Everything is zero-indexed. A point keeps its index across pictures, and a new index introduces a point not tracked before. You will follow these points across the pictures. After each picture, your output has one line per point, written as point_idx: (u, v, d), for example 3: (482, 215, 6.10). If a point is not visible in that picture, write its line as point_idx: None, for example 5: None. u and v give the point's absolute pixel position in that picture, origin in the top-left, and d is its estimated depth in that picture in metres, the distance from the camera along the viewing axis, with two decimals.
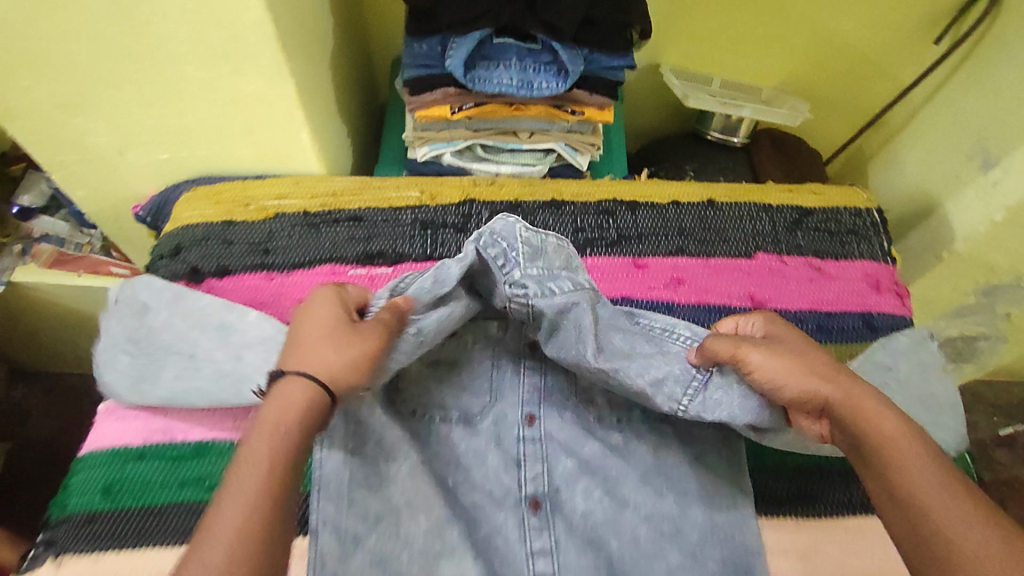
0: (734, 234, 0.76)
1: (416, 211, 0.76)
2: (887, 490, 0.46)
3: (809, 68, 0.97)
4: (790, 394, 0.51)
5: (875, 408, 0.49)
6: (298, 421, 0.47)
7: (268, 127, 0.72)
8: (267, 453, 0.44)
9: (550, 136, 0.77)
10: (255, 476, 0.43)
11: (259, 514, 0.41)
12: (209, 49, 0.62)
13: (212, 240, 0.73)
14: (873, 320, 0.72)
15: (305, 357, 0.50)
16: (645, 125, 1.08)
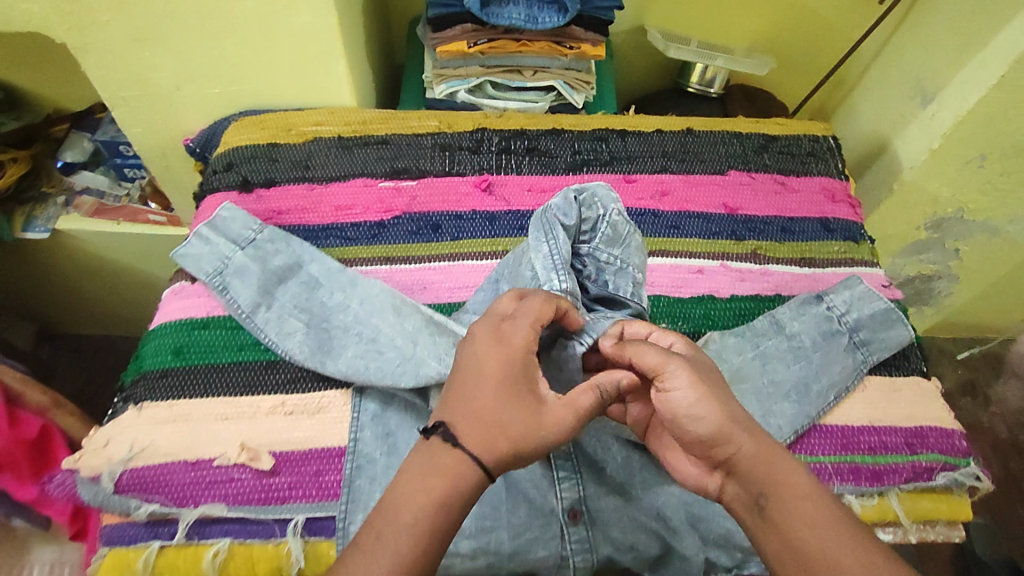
0: (710, 155, 0.89)
1: (436, 137, 0.88)
2: (777, 536, 0.51)
3: (769, 28, 1.13)
4: (702, 432, 0.54)
5: (777, 465, 0.53)
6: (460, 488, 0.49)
7: (313, 56, 0.85)
8: (424, 519, 0.47)
9: (551, 73, 0.91)
10: (424, 520, 0.47)
11: (420, 563, 0.46)
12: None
13: (260, 158, 0.84)
14: (829, 224, 0.84)
15: (476, 427, 0.50)
16: (632, 82, 1.23)
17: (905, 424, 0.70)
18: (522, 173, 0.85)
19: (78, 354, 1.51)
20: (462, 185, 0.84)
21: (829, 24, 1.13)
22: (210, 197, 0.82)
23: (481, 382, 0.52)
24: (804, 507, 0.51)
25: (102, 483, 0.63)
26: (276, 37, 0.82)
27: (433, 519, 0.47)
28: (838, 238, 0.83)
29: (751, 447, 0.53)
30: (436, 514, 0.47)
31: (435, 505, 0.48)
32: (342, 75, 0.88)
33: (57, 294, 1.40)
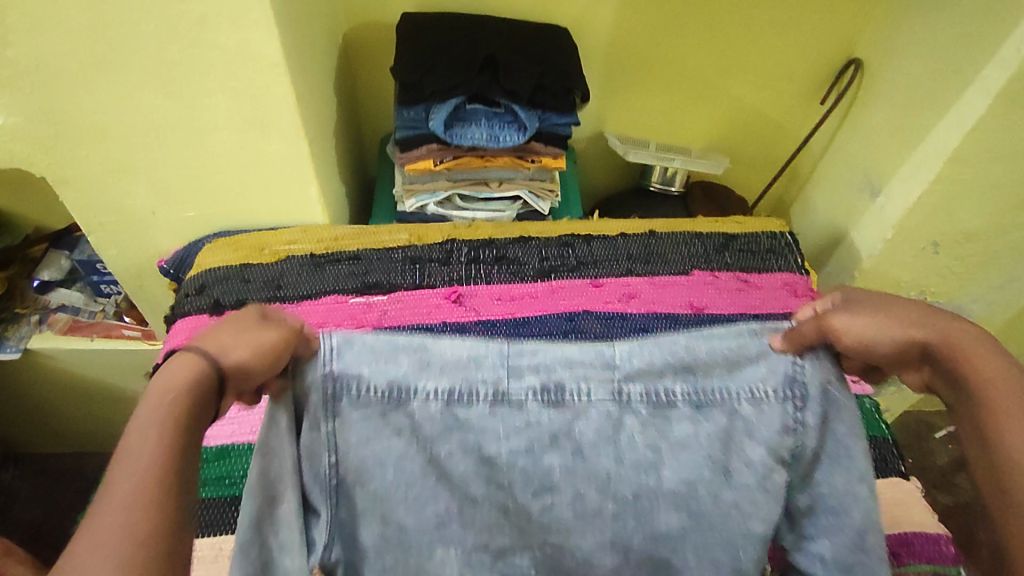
0: (673, 256, 0.91)
1: (406, 250, 0.90)
2: (975, 413, 0.48)
3: (720, 128, 1.21)
4: (884, 348, 0.50)
5: (978, 351, 0.49)
6: (187, 393, 0.45)
7: (284, 181, 0.88)
8: (154, 438, 0.43)
9: (516, 184, 0.95)
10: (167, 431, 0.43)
11: (145, 514, 0.40)
12: (242, 117, 0.79)
13: (232, 278, 0.85)
14: (794, 318, 0.86)
15: (210, 337, 0.48)
16: (598, 181, 1.29)
17: (889, 530, 0.68)
18: (491, 282, 0.87)
19: (43, 477, 1.42)
20: (433, 296, 0.85)
21: (775, 125, 1.20)
22: (182, 320, 0.82)
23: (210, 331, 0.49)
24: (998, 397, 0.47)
25: None
26: (248, 165, 0.85)
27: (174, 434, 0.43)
28: None
29: (937, 333, 0.50)
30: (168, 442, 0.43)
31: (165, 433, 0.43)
32: (314, 197, 0.91)
33: (26, 412, 1.35)
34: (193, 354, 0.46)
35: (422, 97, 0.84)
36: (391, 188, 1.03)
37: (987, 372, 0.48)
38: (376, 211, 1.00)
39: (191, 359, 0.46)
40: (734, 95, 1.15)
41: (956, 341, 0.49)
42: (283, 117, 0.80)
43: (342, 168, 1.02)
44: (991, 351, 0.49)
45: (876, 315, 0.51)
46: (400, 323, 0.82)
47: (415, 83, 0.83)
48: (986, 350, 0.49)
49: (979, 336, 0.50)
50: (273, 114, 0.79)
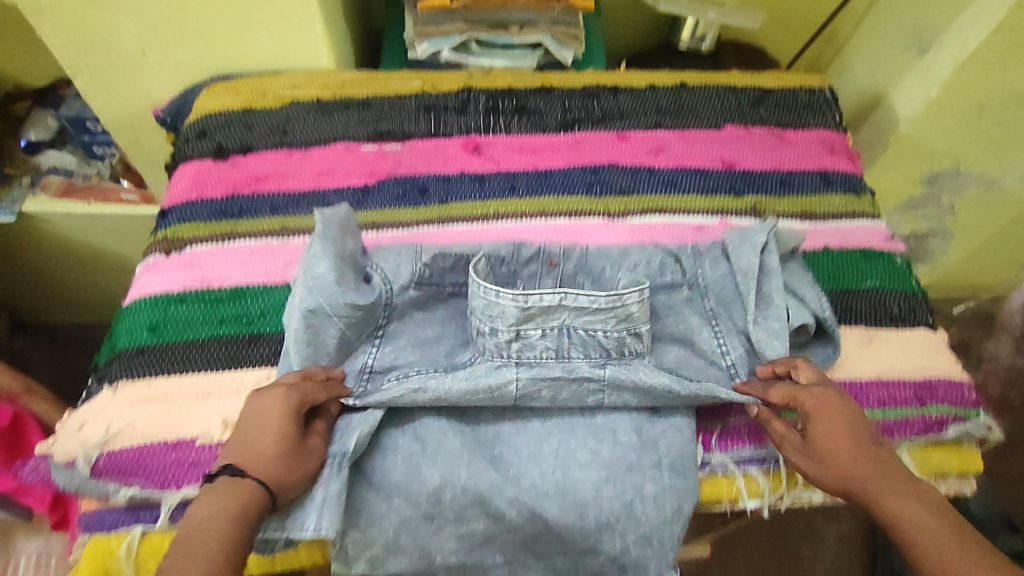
0: (705, 110, 0.85)
1: (419, 98, 0.84)
2: (871, 513, 0.54)
3: None
4: (819, 476, 0.56)
5: (894, 497, 0.54)
6: (239, 508, 0.49)
7: (284, 16, 0.80)
8: (216, 514, 0.48)
9: (538, 29, 0.88)
10: (219, 537, 0.47)
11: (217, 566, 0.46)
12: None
13: (234, 124, 0.80)
14: (829, 175, 0.81)
15: (251, 462, 0.52)
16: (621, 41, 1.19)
17: (914, 375, 0.66)
18: (511, 132, 0.82)
19: (55, 345, 1.42)
20: (450, 146, 0.80)
21: None
22: (183, 166, 0.77)
23: (249, 455, 0.52)
24: (914, 517, 0.52)
25: (78, 468, 0.56)
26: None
27: (225, 554, 0.47)
28: (839, 189, 0.80)
29: (851, 469, 0.55)
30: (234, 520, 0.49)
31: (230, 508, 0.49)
32: (318, 37, 0.83)
33: (28, 282, 1.32)
34: (234, 479, 0.50)
35: None
36: (399, 35, 0.95)
37: (922, 524, 0.52)
38: (386, 59, 0.92)
39: (237, 486, 0.50)
40: None
41: (896, 501, 0.53)
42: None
43: (346, 10, 0.93)
44: (958, 545, 0.51)
45: (840, 419, 0.57)
46: (416, 172, 0.78)
47: None
48: (920, 503, 0.53)
49: (891, 470, 0.54)
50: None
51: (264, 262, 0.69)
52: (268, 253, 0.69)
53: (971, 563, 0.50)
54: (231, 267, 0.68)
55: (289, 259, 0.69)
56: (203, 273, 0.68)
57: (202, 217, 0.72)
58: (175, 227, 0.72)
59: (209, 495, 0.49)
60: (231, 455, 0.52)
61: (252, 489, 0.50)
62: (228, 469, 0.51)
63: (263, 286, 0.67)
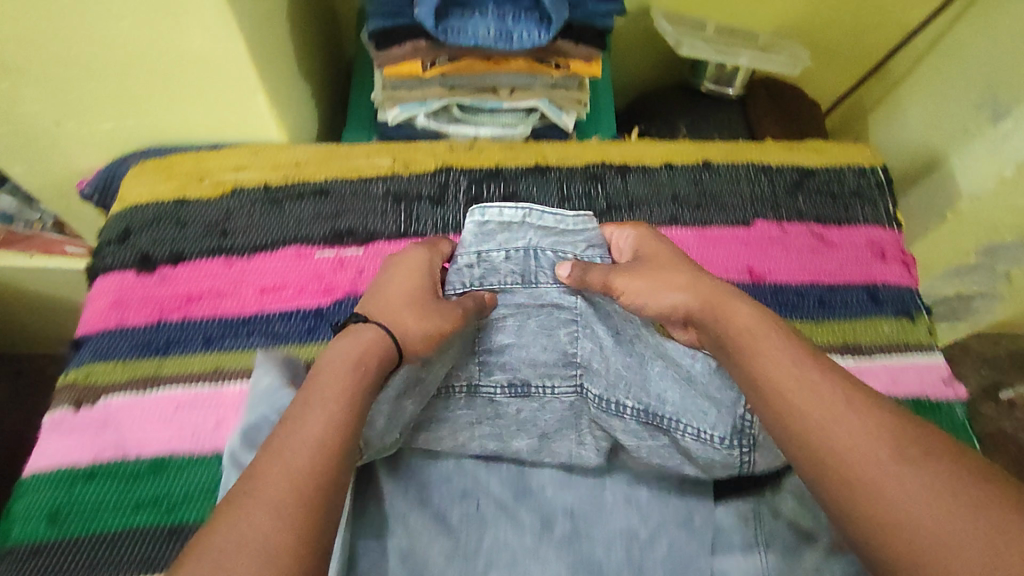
0: (731, 198, 0.71)
1: (387, 182, 0.70)
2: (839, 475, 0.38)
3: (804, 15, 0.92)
4: (653, 311, 0.52)
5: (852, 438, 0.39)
6: (368, 356, 0.45)
7: (215, 90, 0.63)
8: (340, 367, 0.43)
9: (533, 93, 0.70)
10: (346, 384, 0.43)
11: (339, 420, 0.40)
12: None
13: (165, 221, 0.66)
14: (877, 293, 0.67)
15: (390, 304, 0.50)
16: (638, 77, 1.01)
17: None
18: None
19: None
20: None
21: (883, 5, 0.90)
22: (102, 278, 0.64)
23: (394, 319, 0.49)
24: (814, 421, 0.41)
25: None
26: (174, 70, 0.60)
27: (333, 438, 0.39)
28: (888, 312, 0.67)
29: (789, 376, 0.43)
30: (358, 367, 0.44)
31: (354, 361, 0.44)
32: (263, 108, 0.65)
33: None
34: (377, 330, 0.47)
35: None
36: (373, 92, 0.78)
37: (751, 330, 0.46)
38: (350, 131, 0.76)
39: (373, 328, 0.47)
40: None
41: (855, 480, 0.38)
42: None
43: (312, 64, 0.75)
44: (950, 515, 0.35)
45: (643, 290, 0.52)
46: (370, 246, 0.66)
47: None
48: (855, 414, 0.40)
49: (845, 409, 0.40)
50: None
51: (191, 423, 0.58)
52: (198, 414, 0.58)
53: (886, 470, 0.37)
54: (151, 429, 0.57)
55: (223, 420, 0.58)
56: (118, 437, 0.57)
57: (122, 355, 0.61)
58: (92, 367, 0.60)
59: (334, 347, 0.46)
60: (372, 312, 0.50)
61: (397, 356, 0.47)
62: (361, 319, 0.48)
63: (189, 458, 0.56)
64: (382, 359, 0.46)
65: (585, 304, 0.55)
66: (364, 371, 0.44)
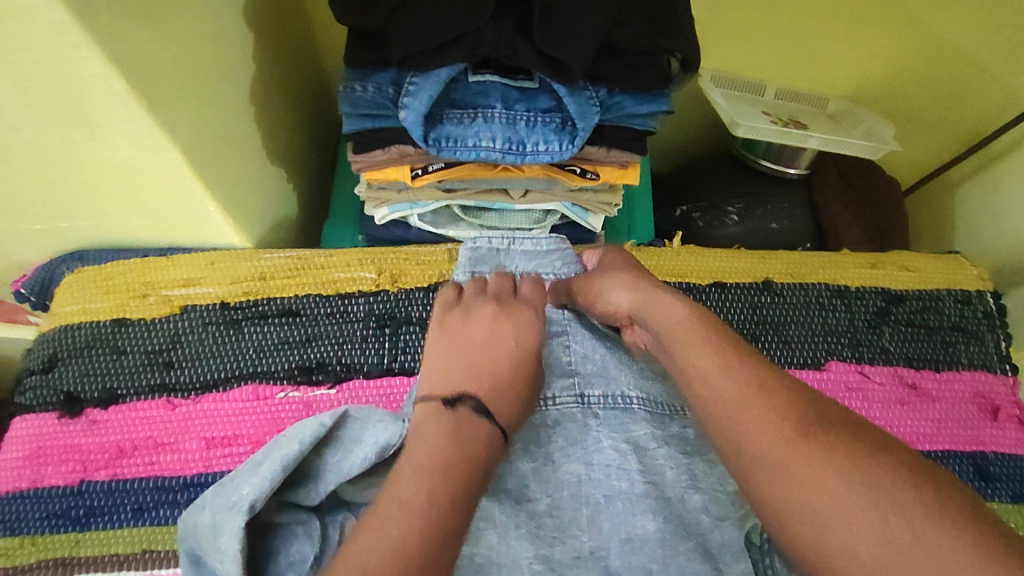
0: (797, 332, 0.57)
1: (371, 300, 0.57)
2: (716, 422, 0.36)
3: (881, 80, 0.78)
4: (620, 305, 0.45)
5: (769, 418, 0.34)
6: (454, 451, 0.38)
7: (156, 197, 0.51)
8: (426, 453, 0.37)
9: (551, 195, 0.58)
10: (444, 478, 0.36)
11: (437, 534, 0.33)
12: (55, 113, 0.42)
13: (98, 348, 0.55)
14: (986, 467, 0.53)
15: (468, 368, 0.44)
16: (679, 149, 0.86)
17: None
18: None
19: None
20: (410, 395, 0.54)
21: (977, 64, 0.74)
22: (18, 421, 0.53)
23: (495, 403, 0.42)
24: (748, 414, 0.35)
25: None
26: (100, 177, 0.49)
27: (423, 544, 0.32)
28: (1001, 494, 0.53)
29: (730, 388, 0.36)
30: (462, 467, 0.37)
31: (453, 446, 0.38)
32: (218, 216, 0.54)
33: None
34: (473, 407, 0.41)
35: (390, 59, 0.46)
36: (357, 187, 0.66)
37: (683, 325, 0.40)
38: (333, 229, 0.65)
39: (469, 414, 0.41)
40: (928, 22, 0.71)
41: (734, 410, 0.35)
42: (123, 115, 0.42)
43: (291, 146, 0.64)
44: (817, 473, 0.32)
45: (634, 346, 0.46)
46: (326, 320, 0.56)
47: (379, 31, 0.46)
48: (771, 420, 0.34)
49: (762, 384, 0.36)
50: (114, 114, 0.41)
51: None
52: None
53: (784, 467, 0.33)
54: None
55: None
56: None
57: (31, 528, 0.49)
58: None
59: (417, 429, 0.39)
60: (458, 382, 0.43)
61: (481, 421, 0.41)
62: (474, 401, 0.41)
63: None
64: (486, 446, 0.40)
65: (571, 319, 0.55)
66: (464, 467, 0.37)
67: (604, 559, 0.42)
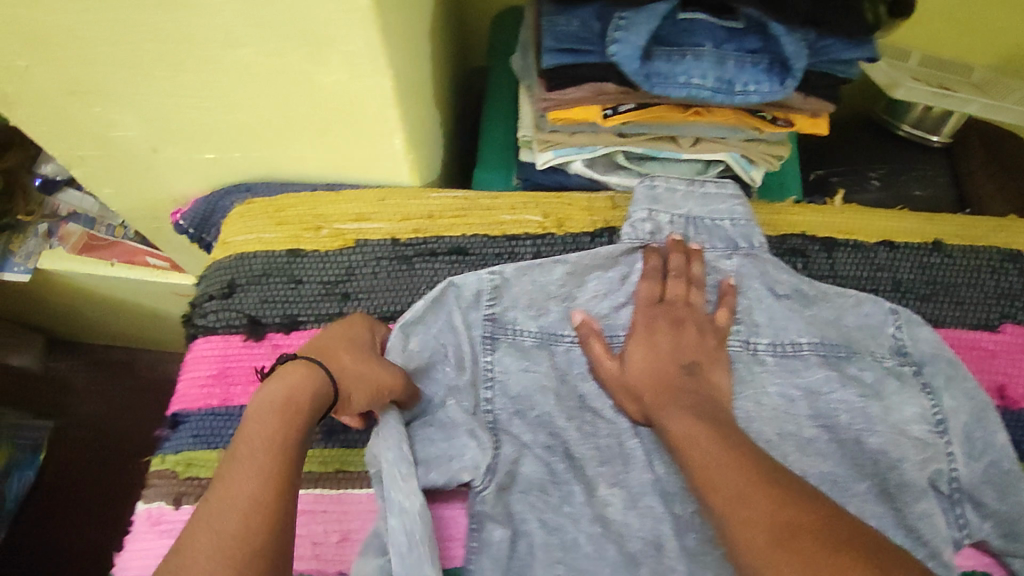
0: (971, 293, 0.57)
1: (537, 242, 0.58)
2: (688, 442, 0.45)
3: None
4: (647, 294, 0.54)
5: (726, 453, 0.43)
6: (279, 411, 0.41)
7: (342, 130, 0.52)
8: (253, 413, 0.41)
9: (725, 145, 0.57)
10: (257, 445, 0.39)
11: (265, 487, 0.37)
12: (287, 32, 0.42)
13: (276, 277, 0.56)
14: None
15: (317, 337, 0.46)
16: None
17: None
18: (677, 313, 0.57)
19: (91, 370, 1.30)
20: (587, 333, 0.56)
21: None
22: (205, 342, 0.55)
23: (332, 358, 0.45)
24: (697, 452, 0.44)
25: None
26: (298, 104, 0.49)
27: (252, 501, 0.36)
28: None
29: (683, 426, 0.46)
30: (282, 424, 0.41)
31: (289, 404, 0.42)
32: (398, 151, 0.54)
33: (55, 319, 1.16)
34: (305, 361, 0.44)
35: None
36: (503, 132, 0.67)
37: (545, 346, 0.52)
38: (485, 172, 0.65)
39: (299, 364, 0.44)
40: None
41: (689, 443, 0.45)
42: (344, 40, 0.42)
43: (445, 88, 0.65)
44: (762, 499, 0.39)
45: (659, 350, 0.51)
46: (495, 253, 0.57)
47: None
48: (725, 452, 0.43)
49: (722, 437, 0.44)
50: (338, 35, 0.42)
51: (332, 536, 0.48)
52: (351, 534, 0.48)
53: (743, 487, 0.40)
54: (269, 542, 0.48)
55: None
56: None
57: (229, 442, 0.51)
58: (192, 454, 0.51)
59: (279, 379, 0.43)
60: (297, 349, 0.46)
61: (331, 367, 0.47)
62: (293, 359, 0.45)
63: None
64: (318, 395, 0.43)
65: (739, 263, 0.56)
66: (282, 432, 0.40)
67: None
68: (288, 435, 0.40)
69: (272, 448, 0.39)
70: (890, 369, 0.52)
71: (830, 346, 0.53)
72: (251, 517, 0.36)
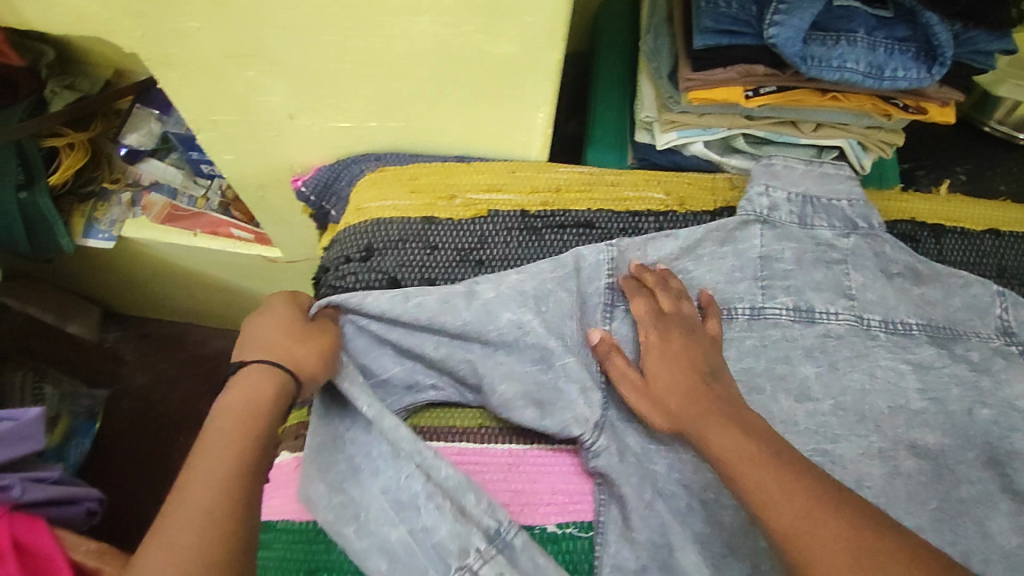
0: None
1: (659, 219, 0.60)
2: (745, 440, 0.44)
3: None
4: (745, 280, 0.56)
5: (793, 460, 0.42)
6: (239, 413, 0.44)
7: (494, 101, 0.55)
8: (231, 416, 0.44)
9: (846, 131, 0.59)
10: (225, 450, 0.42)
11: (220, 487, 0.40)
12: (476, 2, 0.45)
13: (412, 242, 0.58)
14: None
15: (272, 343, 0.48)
16: None
17: None
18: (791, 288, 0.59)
19: (147, 343, 1.32)
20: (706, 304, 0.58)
21: None
22: None
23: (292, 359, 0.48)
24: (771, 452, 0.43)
25: None
26: (455, 72, 0.52)
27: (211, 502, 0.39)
28: None
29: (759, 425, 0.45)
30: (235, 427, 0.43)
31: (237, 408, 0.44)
32: (541, 124, 0.57)
33: (121, 290, 1.18)
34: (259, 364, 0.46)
35: None
36: (615, 113, 0.69)
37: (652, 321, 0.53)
38: (598, 151, 0.68)
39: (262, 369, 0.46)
40: None
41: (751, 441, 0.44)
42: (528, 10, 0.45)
43: None
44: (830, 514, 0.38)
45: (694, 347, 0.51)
46: (622, 227, 0.59)
47: None
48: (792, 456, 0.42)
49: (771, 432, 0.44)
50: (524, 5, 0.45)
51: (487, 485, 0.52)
52: (485, 485, 0.52)
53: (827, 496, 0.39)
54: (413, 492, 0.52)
55: (524, 506, 0.51)
56: None
57: None
58: None
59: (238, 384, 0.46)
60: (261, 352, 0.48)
61: (277, 371, 0.46)
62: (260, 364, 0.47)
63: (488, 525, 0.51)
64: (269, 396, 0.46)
65: (856, 246, 0.58)
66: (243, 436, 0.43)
67: (893, 459, 0.52)
68: (248, 438, 0.43)
69: (234, 450, 0.42)
70: (997, 348, 0.55)
71: (942, 326, 0.56)
72: (208, 521, 0.38)
